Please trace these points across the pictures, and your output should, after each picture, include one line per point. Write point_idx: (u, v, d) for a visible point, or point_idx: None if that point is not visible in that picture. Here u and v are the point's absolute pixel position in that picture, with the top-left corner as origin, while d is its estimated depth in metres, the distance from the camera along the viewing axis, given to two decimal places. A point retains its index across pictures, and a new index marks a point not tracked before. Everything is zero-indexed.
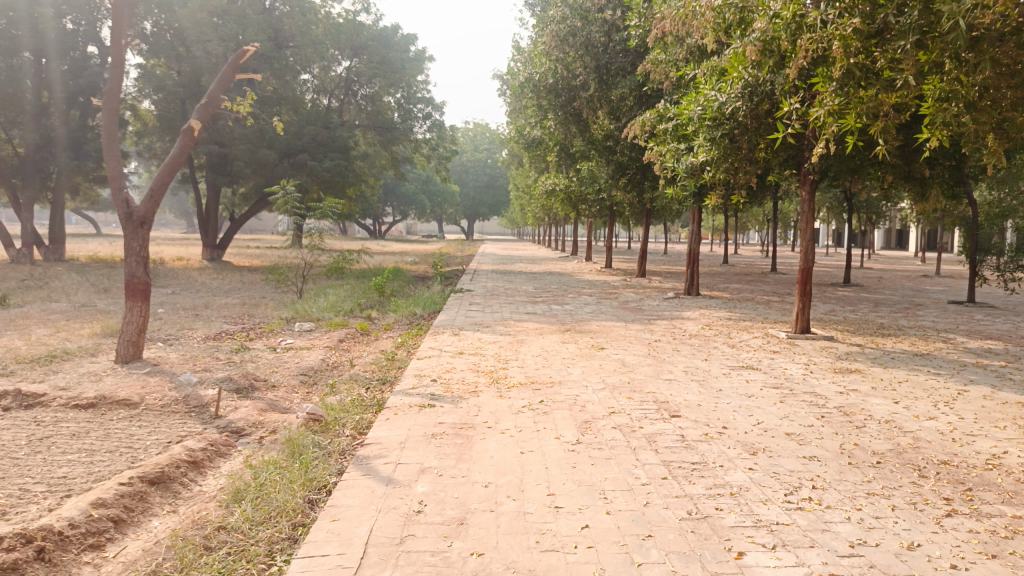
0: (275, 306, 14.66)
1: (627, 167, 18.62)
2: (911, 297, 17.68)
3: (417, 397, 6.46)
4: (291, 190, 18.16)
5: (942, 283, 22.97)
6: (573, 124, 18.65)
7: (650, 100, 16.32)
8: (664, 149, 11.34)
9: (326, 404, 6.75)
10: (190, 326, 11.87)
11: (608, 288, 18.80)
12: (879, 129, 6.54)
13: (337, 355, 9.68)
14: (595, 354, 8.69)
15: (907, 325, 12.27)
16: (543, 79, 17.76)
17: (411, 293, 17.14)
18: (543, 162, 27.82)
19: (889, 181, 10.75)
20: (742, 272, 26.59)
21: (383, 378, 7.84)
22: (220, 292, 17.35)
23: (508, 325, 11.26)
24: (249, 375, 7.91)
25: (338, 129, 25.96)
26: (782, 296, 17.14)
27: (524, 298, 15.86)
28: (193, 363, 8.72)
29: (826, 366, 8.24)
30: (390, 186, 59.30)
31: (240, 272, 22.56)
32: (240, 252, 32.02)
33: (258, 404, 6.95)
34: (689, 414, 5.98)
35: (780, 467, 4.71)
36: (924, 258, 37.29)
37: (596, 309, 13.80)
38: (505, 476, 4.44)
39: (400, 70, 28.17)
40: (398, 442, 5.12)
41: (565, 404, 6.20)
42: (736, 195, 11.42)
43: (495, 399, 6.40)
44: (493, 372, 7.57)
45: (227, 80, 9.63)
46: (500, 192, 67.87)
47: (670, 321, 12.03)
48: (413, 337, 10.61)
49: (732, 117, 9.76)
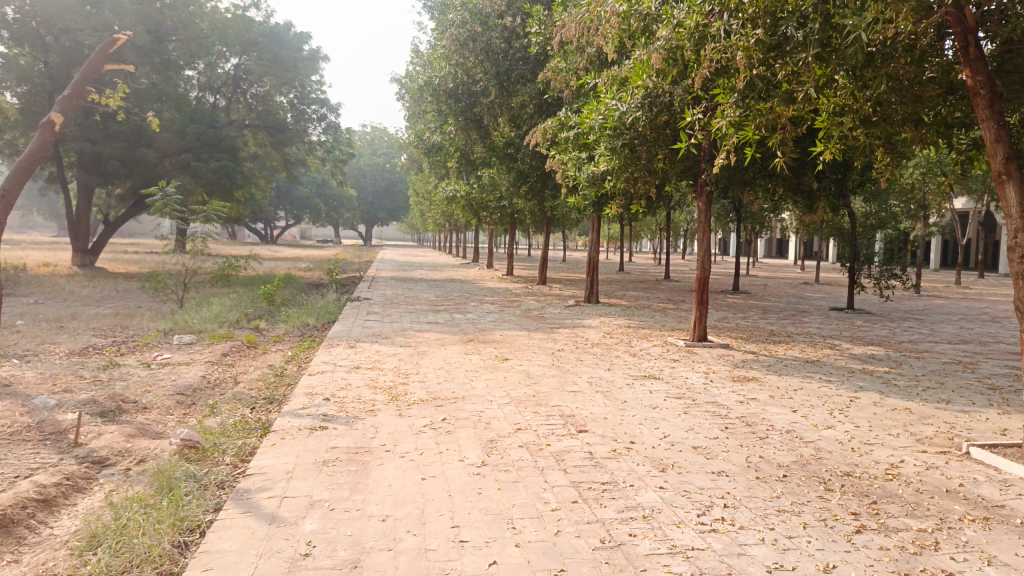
0: (152, 317, 13.56)
1: (528, 176, 18.50)
2: (796, 304, 18.47)
3: (308, 418, 5.96)
4: (171, 192, 16.97)
5: (823, 290, 24.22)
6: (474, 130, 18.40)
7: (551, 108, 16.27)
8: (565, 157, 11.22)
9: (205, 428, 6.13)
10: (53, 340, 10.72)
11: (509, 295, 18.64)
12: (778, 141, 6.60)
13: (220, 371, 8.94)
14: (498, 366, 8.42)
15: (795, 331, 12.71)
16: (442, 83, 17.42)
17: (303, 302, 16.35)
18: (443, 168, 27.47)
19: (781, 194, 11.07)
20: (638, 279, 27.14)
21: (271, 397, 7.28)
22: (90, 301, 15.93)
23: (408, 336, 10.82)
24: (116, 396, 7.12)
25: (226, 128, 24.68)
26: (678, 304, 17.48)
27: (424, 307, 15.42)
28: (52, 382, 7.79)
29: (725, 375, 8.29)
30: (283, 190, 57.12)
31: (115, 280, 20.92)
32: (116, 257, 29.82)
33: (125, 429, 6.23)
34: (596, 428, 5.80)
35: (690, 485, 4.56)
36: (805, 267, 39.41)
37: (498, 318, 13.55)
38: (404, 508, 4.07)
39: (293, 70, 27.09)
40: (284, 471, 4.63)
41: (469, 422, 5.87)
42: (635, 205, 11.45)
43: (394, 419, 5.99)
44: (391, 387, 7.15)
45: (95, 70, 8.75)
46: (399, 198, 66.87)
47: (571, 330, 11.94)
48: (305, 351, 9.99)
49: (633, 126, 9.74)
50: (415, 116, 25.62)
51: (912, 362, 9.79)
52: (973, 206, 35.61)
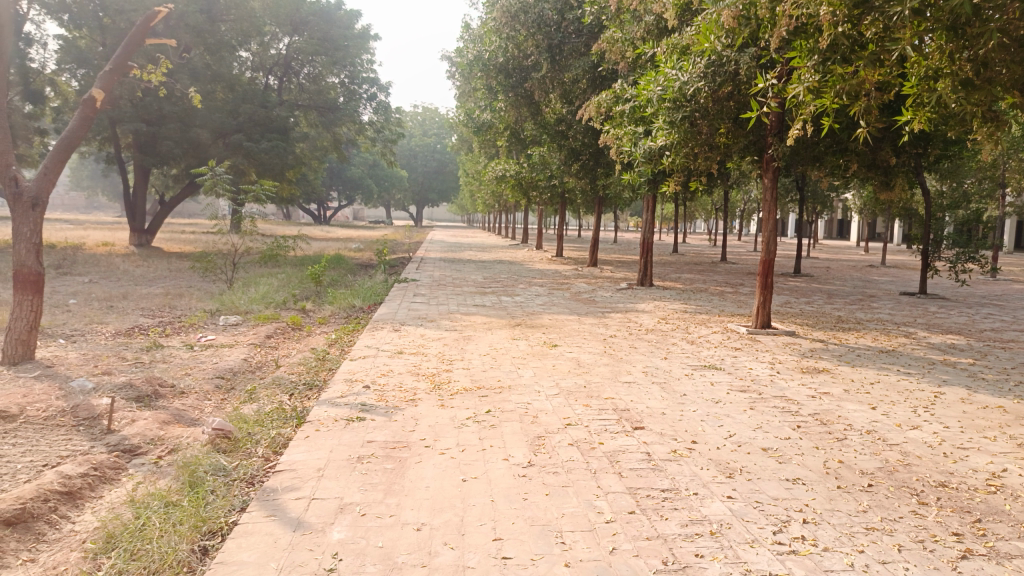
0: (201, 297, 13.52)
1: (580, 153, 17.86)
2: (863, 288, 17.48)
3: (345, 408, 5.62)
4: (221, 171, 16.95)
5: (890, 273, 23.03)
6: (524, 106, 17.87)
7: (604, 82, 15.65)
8: (621, 132, 10.64)
9: (239, 417, 5.85)
10: (101, 320, 10.73)
11: (559, 277, 18.17)
12: (861, 110, 5.94)
13: (262, 354, 8.73)
14: (547, 353, 7.96)
15: (865, 318, 11.91)
16: (492, 58, 16.94)
17: (351, 283, 16.19)
18: (492, 147, 27.06)
19: (854, 170, 10.29)
20: (693, 261, 26.35)
21: (311, 383, 7.01)
22: (143, 281, 16.07)
23: (454, 319, 10.46)
24: (154, 379, 6.95)
25: (276, 108, 24.68)
26: (736, 287, 16.73)
27: (472, 289, 15.07)
28: (95, 364, 7.69)
29: (793, 366, 7.67)
30: (335, 171, 57.54)
31: (168, 259, 21.18)
32: (172, 237, 30.38)
33: (160, 415, 6.03)
34: (653, 425, 5.31)
35: (762, 495, 4.05)
36: (869, 249, 37.73)
37: (548, 301, 13.11)
38: (442, 516, 3.67)
39: (343, 49, 26.89)
40: (315, 469, 4.30)
41: (515, 415, 5.46)
42: (695, 182, 10.80)
43: (435, 410, 5.61)
44: (434, 375, 6.77)
45: (136, 45, 8.52)
46: (450, 178, 66.77)
47: (624, 314, 11.40)
48: (349, 334, 9.73)
49: (695, 98, 9.12)
50: (465, 94, 25.21)
51: (999, 354, 8.96)
52: None
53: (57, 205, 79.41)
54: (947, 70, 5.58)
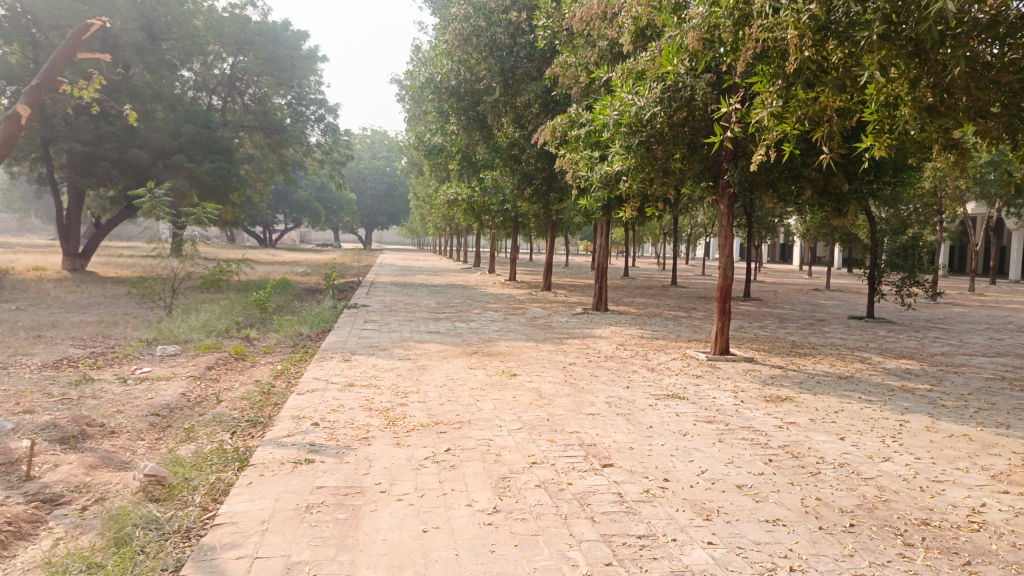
0: (137, 325, 12.81)
1: (533, 178, 17.68)
2: (811, 312, 17.70)
3: (292, 449, 5.20)
4: (160, 194, 16.24)
5: (836, 296, 23.49)
6: (476, 129, 17.69)
7: (557, 107, 15.58)
8: (575, 156, 10.47)
9: (174, 460, 5.37)
10: (26, 351, 10.00)
11: (513, 302, 17.92)
12: (823, 136, 5.88)
13: (202, 387, 8.18)
14: (506, 383, 7.66)
15: (819, 342, 11.98)
16: (445, 80, 16.68)
17: (298, 310, 15.63)
18: (443, 170, 26.86)
19: (807, 197, 10.35)
20: (644, 285, 26.48)
21: (255, 420, 6.55)
22: (75, 308, 15.21)
23: (407, 347, 10.07)
24: (82, 417, 6.38)
25: (220, 128, 23.98)
26: (690, 312, 16.75)
27: (425, 315, 14.68)
28: (15, 401, 7.06)
29: (756, 394, 7.54)
30: (281, 194, 56.46)
31: (103, 284, 20.19)
32: (108, 261, 29.11)
33: (87, 458, 5.49)
34: (621, 462, 5.06)
35: (743, 540, 3.82)
36: (812, 273, 38.64)
37: (503, 327, 12.83)
38: (401, 575, 3.32)
39: (290, 69, 26.43)
40: (259, 521, 3.90)
41: (476, 454, 5.13)
42: (651, 208, 10.69)
43: (391, 449, 5.24)
44: (387, 409, 6.38)
45: (67, 59, 8.00)
46: (399, 202, 66.27)
47: (582, 340, 11.19)
48: (296, 364, 9.26)
49: (651, 123, 9.04)
50: (416, 118, 24.95)
51: (954, 379, 9.04)
52: (984, 210, 35.04)
53: None
54: (908, 97, 5.57)
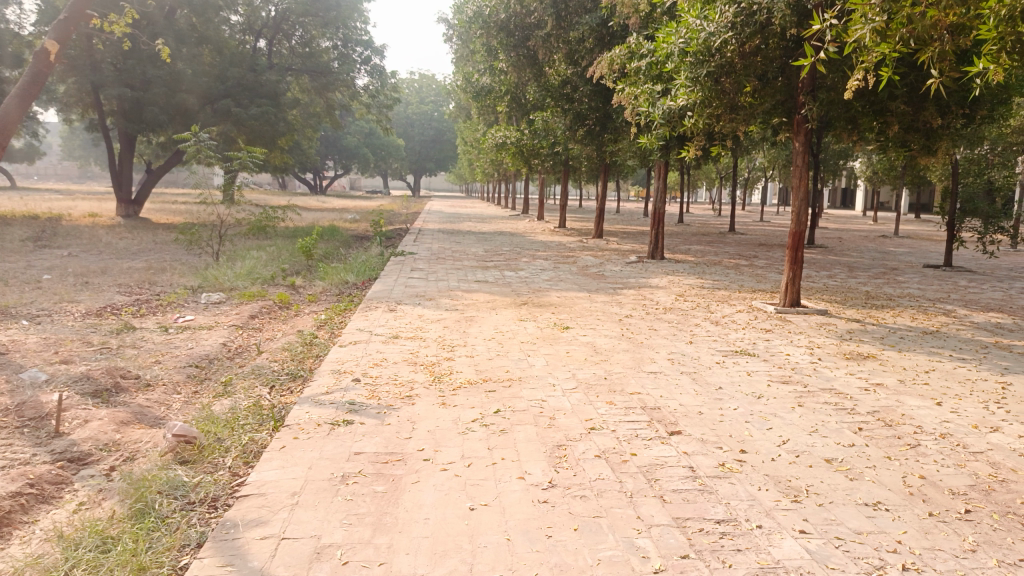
0: (184, 272, 12.67)
1: (586, 117, 16.76)
2: (882, 260, 16.62)
3: (329, 408, 4.80)
4: (205, 138, 15.90)
5: (906, 244, 22.12)
6: (527, 66, 16.95)
7: (613, 41, 14.66)
8: (635, 91, 9.70)
9: (207, 418, 5.05)
10: (73, 298, 9.89)
11: (563, 250, 17.29)
12: (933, 56, 5.09)
13: (243, 337, 7.90)
14: (558, 336, 7.14)
15: (896, 294, 11.09)
16: (492, 14, 16.05)
17: (344, 257, 15.35)
18: (491, 112, 26.10)
19: (891, 134, 9.43)
20: (700, 232, 25.47)
21: (294, 374, 6.22)
22: (125, 254, 15.22)
23: (454, 297, 9.61)
24: (117, 369, 6.13)
25: (267, 72, 23.62)
26: (751, 260, 15.90)
27: (473, 263, 14.19)
28: (54, 350, 6.88)
29: (834, 351, 6.87)
30: (330, 140, 56.30)
31: (154, 231, 20.27)
32: (161, 208, 29.41)
33: (119, 414, 5.21)
34: (691, 429, 4.52)
35: (841, 528, 3.28)
36: (877, 219, 36.82)
37: (554, 275, 12.29)
38: (446, 564, 2.89)
39: (335, 9, 25.68)
40: (290, 494, 3.51)
41: (529, 417, 4.65)
42: (717, 147, 9.88)
43: (435, 410, 4.80)
44: (432, 365, 5.95)
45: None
46: (447, 147, 65.54)
47: (638, 290, 10.59)
48: (340, 314, 8.93)
49: (720, 52, 8.27)
50: (464, 57, 24.13)
51: None
52: None
53: (50, 174, 78.14)
54: None
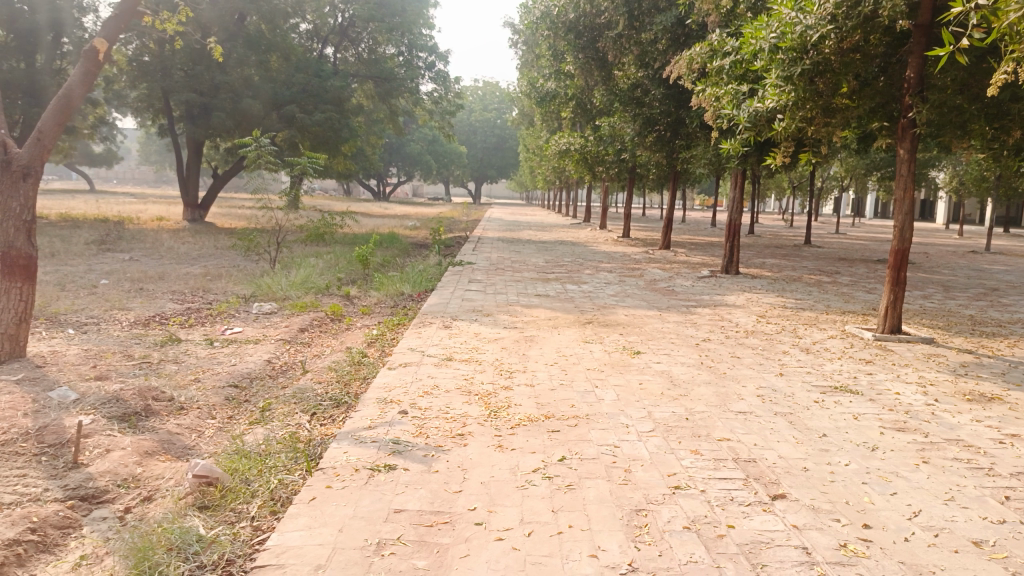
0: (239, 279, 12.42)
1: (657, 122, 15.74)
2: (979, 279, 15.27)
3: (371, 448, 4.18)
4: (266, 143, 15.70)
5: (1002, 261, 20.49)
6: (595, 69, 16.69)
7: (688, 41, 14.02)
8: (717, 92, 8.85)
9: (237, 453, 4.51)
10: (125, 306, 9.64)
11: (628, 262, 16.51)
12: None
13: (290, 353, 7.42)
14: (629, 364, 6.41)
15: (1005, 319, 9.94)
16: (562, 14, 16.01)
17: (402, 266, 14.92)
18: (556, 118, 25.57)
19: (1009, 141, 8.52)
20: (772, 244, 24.26)
21: (339, 399, 5.67)
22: (186, 259, 15.15)
23: (513, 314, 8.96)
24: (151, 389, 5.67)
25: (331, 78, 23.54)
26: (833, 277, 14.78)
27: (533, 274, 13.55)
28: (92, 365, 6.50)
29: (951, 391, 5.93)
30: (394, 147, 56.70)
31: (216, 235, 20.32)
32: (227, 212, 29.85)
33: (145, 442, 4.72)
34: (797, 493, 3.75)
35: None
36: (963, 232, 34.68)
37: (621, 290, 11.53)
38: None
39: (400, 15, 25.38)
40: (313, 568, 2.88)
41: (599, 469, 3.95)
42: (806, 154, 9.00)
43: (490, 454, 4.14)
44: (487, 395, 5.29)
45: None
46: (509, 155, 65.32)
47: (713, 309, 9.75)
48: (393, 329, 8.41)
49: (816, 48, 7.48)
50: (529, 62, 23.60)
51: None
52: None
53: (129, 178, 81.37)
54: None
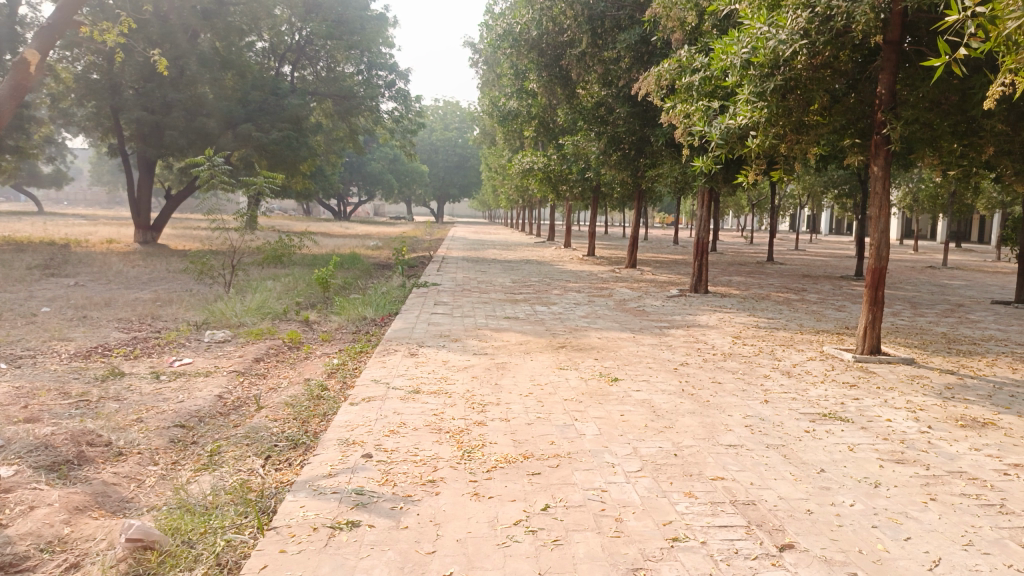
0: (191, 305, 11.79)
1: (622, 140, 15.56)
2: (942, 295, 15.34)
3: (331, 501, 3.73)
4: (220, 162, 15.09)
5: (960, 276, 20.76)
6: (559, 87, 16.58)
7: (653, 59, 13.89)
8: (688, 109, 8.62)
9: (179, 507, 4.02)
10: (65, 336, 8.99)
11: (596, 281, 16.24)
12: None
13: (243, 387, 6.90)
14: (607, 392, 6.05)
15: (977, 336, 9.86)
16: (525, 31, 15.54)
17: (363, 288, 14.41)
18: (518, 137, 25.36)
19: (980, 157, 8.46)
20: (735, 261, 24.30)
21: (297, 440, 5.21)
22: (135, 284, 14.40)
23: (482, 339, 8.56)
24: (86, 432, 5.12)
25: (289, 96, 23.00)
26: (801, 294, 14.69)
27: (500, 295, 13.19)
28: (22, 405, 5.90)
29: (944, 416, 5.69)
30: (354, 165, 56.01)
31: (169, 258, 19.54)
32: (182, 234, 28.91)
33: (75, 497, 4.18)
34: (806, 542, 3.42)
35: None
36: (918, 248, 35.34)
37: (591, 311, 11.22)
38: None
39: (360, 32, 24.96)
40: None
41: (588, 519, 3.56)
42: (779, 171, 8.82)
43: (465, 505, 3.72)
44: (460, 433, 4.88)
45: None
46: (471, 173, 65.10)
47: (687, 330, 9.48)
48: (356, 357, 7.94)
49: (788, 64, 7.32)
50: (491, 81, 23.40)
51: None
52: None
53: (80, 199, 79.17)
54: None
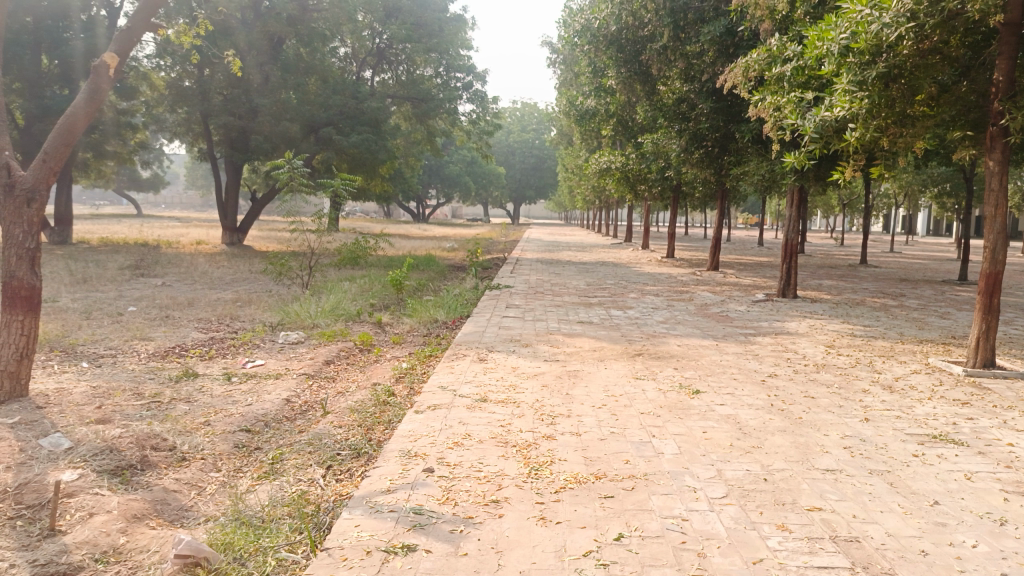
0: (269, 306, 11.94)
1: (705, 137, 14.93)
2: None
3: (388, 521, 3.49)
4: (299, 165, 15.32)
5: None
6: (638, 83, 16.07)
7: (738, 51, 13.29)
8: (779, 100, 8.05)
9: (234, 518, 3.87)
10: (147, 335, 9.20)
11: (675, 284, 15.64)
12: None
13: (312, 391, 6.80)
14: (688, 406, 5.62)
15: None
16: (604, 27, 15.32)
17: (437, 290, 14.31)
18: (595, 136, 24.91)
19: None
20: (824, 264, 23.09)
21: (360, 448, 5.01)
22: (218, 284, 14.77)
23: (555, 344, 8.23)
24: (151, 436, 5.07)
25: (368, 99, 23.30)
26: (899, 299, 13.70)
27: (575, 298, 12.82)
28: (98, 405, 5.97)
29: None
30: (432, 168, 56.61)
31: (252, 259, 20.06)
32: (266, 235, 29.78)
33: (133, 504, 4.10)
34: None
35: None
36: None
37: (670, 316, 10.71)
38: None
39: (437, 35, 25.17)
40: None
41: (666, 552, 3.19)
42: (879, 167, 8.14)
43: (531, 532, 3.40)
44: (527, 448, 4.57)
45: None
46: (548, 175, 64.85)
47: (775, 338, 8.88)
48: (425, 361, 7.76)
49: (892, 49, 6.77)
50: (568, 80, 23.05)
51: None
52: None
53: (176, 203, 83.25)
54: None
